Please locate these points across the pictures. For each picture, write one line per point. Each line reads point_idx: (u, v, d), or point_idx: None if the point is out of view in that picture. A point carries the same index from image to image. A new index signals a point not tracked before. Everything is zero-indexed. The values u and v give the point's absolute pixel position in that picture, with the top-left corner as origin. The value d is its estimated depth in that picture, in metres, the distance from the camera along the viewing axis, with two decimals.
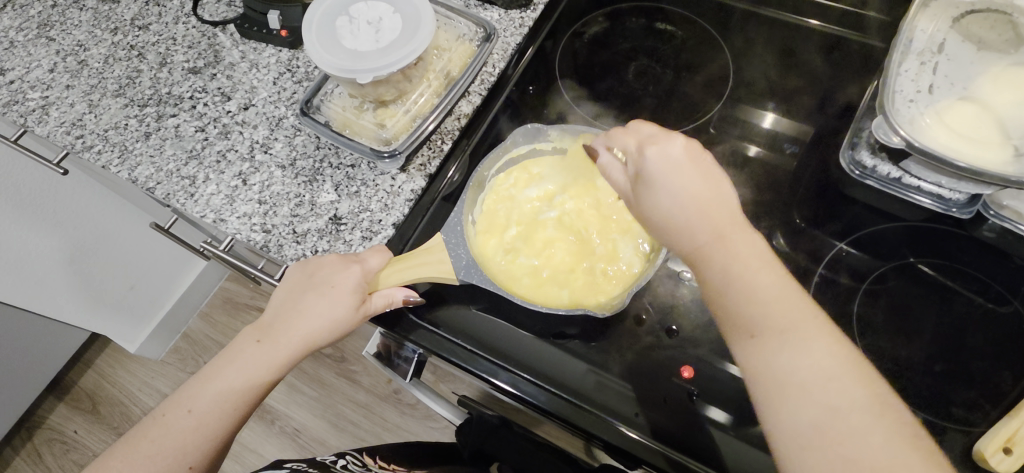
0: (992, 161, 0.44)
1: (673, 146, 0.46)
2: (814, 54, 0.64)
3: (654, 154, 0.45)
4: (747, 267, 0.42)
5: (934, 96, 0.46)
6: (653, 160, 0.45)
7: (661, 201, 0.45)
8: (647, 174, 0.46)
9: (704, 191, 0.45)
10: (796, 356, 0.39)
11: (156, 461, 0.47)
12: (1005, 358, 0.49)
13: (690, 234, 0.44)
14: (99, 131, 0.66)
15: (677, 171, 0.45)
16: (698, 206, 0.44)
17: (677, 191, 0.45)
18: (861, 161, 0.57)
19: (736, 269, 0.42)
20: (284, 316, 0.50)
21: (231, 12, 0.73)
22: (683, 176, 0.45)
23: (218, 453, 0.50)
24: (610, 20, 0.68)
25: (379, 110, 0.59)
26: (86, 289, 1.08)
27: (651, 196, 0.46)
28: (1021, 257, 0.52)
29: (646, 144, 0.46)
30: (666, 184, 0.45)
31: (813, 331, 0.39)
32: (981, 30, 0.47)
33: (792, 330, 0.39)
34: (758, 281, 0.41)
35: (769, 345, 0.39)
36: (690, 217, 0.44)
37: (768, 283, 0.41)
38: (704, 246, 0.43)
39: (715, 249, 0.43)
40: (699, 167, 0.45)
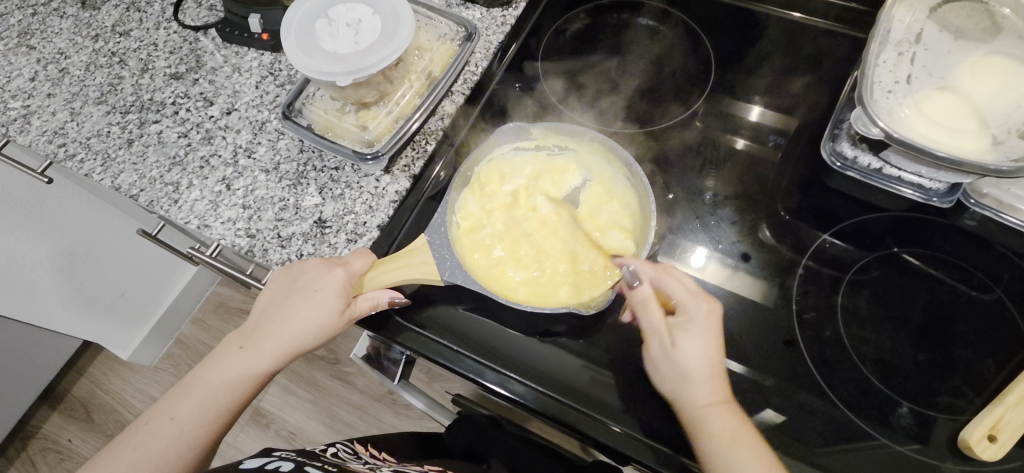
0: (970, 150, 0.44)
1: (715, 315, 0.48)
2: (796, 46, 0.64)
3: (705, 318, 0.48)
4: (717, 412, 0.45)
5: (913, 86, 0.46)
6: (701, 322, 0.48)
7: (688, 356, 0.47)
8: (691, 327, 0.48)
9: (714, 361, 0.47)
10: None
11: (137, 470, 0.46)
12: (988, 345, 0.49)
13: (706, 394, 0.46)
14: (82, 139, 0.66)
15: (705, 339, 0.47)
16: (709, 389, 0.46)
17: (703, 354, 0.47)
18: (842, 152, 0.56)
19: (697, 381, 0.46)
20: (268, 321, 0.50)
21: (212, 16, 0.73)
22: (714, 346, 0.48)
23: (202, 459, 0.50)
24: (593, 16, 0.68)
25: (361, 112, 0.59)
26: (78, 298, 1.08)
27: (682, 347, 0.47)
28: (1003, 244, 0.53)
29: (703, 300, 0.49)
30: (698, 342, 0.47)
31: (764, 462, 0.44)
32: (959, 19, 0.48)
33: (739, 450, 0.44)
34: (713, 397, 0.46)
35: (717, 448, 0.44)
36: (707, 374, 0.47)
37: (744, 436, 0.45)
38: (713, 411, 0.45)
39: (710, 412, 0.45)
40: (720, 340, 0.48)
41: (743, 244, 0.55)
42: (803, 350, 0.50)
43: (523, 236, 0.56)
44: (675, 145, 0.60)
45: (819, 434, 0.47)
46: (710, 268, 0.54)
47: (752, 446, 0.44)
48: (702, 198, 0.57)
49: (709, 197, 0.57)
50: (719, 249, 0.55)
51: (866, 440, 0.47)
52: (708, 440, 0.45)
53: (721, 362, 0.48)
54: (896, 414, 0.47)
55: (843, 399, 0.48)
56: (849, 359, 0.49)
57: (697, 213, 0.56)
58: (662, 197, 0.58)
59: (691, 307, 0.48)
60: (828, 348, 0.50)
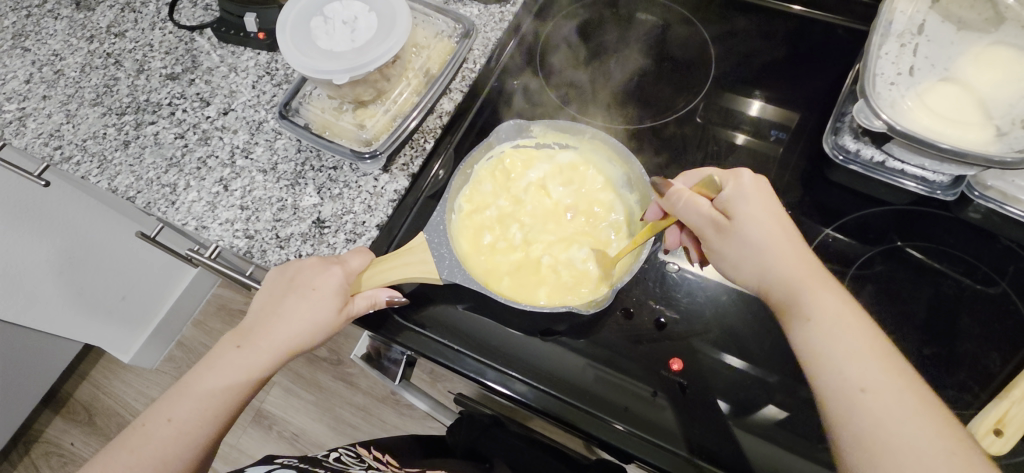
0: (974, 142, 0.43)
1: (761, 188, 0.47)
2: (796, 40, 0.64)
3: (748, 207, 0.47)
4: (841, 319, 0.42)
5: (915, 78, 0.45)
6: (750, 220, 0.46)
7: (749, 248, 0.46)
8: (745, 221, 0.46)
9: (788, 246, 0.46)
10: (865, 366, 0.40)
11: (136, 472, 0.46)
12: (994, 339, 0.48)
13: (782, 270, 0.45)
14: (78, 141, 0.65)
15: (765, 221, 0.46)
16: (776, 254, 0.46)
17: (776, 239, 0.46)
18: (844, 145, 0.55)
19: (769, 271, 0.45)
20: (265, 320, 0.50)
21: (208, 16, 0.72)
22: (774, 219, 0.47)
23: (202, 460, 0.49)
24: (591, 12, 0.68)
25: (358, 111, 0.58)
26: (78, 301, 1.08)
27: (744, 238, 0.46)
28: (1007, 237, 0.52)
29: (742, 186, 0.47)
30: (761, 230, 0.46)
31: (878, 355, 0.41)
32: (961, 9, 0.47)
33: (853, 354, 0.41)
34: (806, 281, 0.44)
35: (819, 339, 0.42)
36: (780, 262, 0.45)
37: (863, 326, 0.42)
38: (819, 313, 0.43)
39: (807, 297, 0.43)
40: (777, 213, 0.47)
41: None
42: None
43: (524, 229, 0.56)
44: (676, 141, 0.60)
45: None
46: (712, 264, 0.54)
47: (869, 357, 0.40)
48: None
49: None
50: None
51: None
52: (816, 349, 0.42)
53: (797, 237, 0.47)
54: None
55: None
56: None
57: None
58: None
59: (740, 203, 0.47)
60: None
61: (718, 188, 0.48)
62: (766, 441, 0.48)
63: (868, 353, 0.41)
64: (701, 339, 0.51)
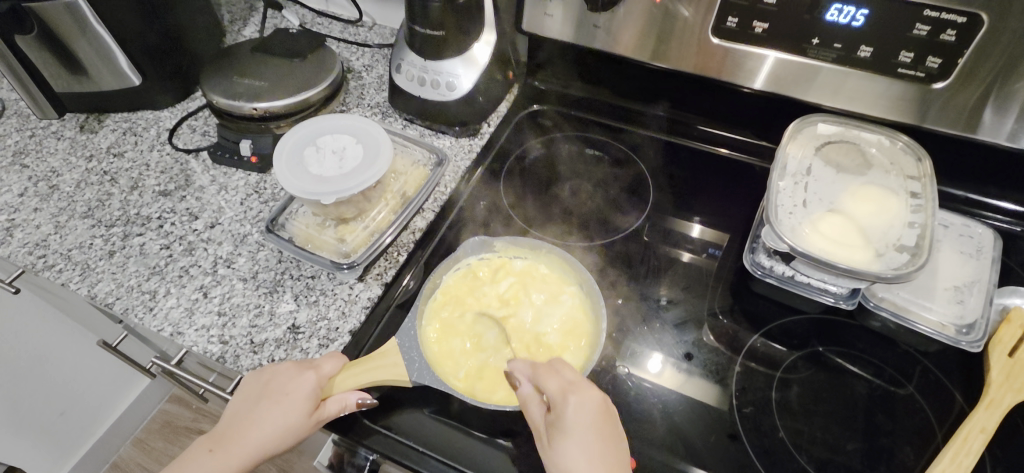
0: (859, 261, 0.52)
1: (587, 403, 0.49)
2: (718, 174, 0.77)
3: (574, 405, 0.49)
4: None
5: (809, 209, 0.55)
6: (569, 420, 0.48)
7: (568, 456, 0.47)
8: (564, 427, 0.48)
9: (604, 457, 0.47)
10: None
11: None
12: (906, 434, 0.54)
13: (572, 461, 0.47)
14: (62, 251, 0.68)
15: (581, 436, 0.48)
16: (589, 472, 0.46)
17: (579, 434, 0.48)
18: (761, 262, 0.64)
19: (574, 449, 0.47)
20: (238, 425, 0.52)
21: (205, 140, 0.80)
22: (594, 436, 0.48)
23: None
24: (547, 147, 0.80)
25: (340, 227, 0.65)
26: (13, 416, 1.02)
27: (562, 449, 0.48)
28: (906, 342, 0.60)
29: (569, 393, 0.50)
30: (574, 443, 0.47)
31: None
32: (838, 156, 0.59)
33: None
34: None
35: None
36: (589, 472, 0.46)
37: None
38: None
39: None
40: (598, 429, 0.48)
41: (685, 345, 0.60)
42: (746, 443, 0.53)
43: (493, 339, 0.59)
44: (621, 255, 0.68)
45: None
46: (667, 373, 0.58)
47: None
48: (647, 301, 0.64)
49: (653, 301, 0.64)
50: (665, 351, 0.59)
51: None
52: None
53: (606, 447, 0.48)
54: None
55: None
56: (787, 451, 0.53)
57: (644, 316, 0.62)
58: (612, 302, 0.63)
59: (562, 400, 0.49)
60: (768, 440, 0.54)
61: (546, 381, 0.51)
62: None
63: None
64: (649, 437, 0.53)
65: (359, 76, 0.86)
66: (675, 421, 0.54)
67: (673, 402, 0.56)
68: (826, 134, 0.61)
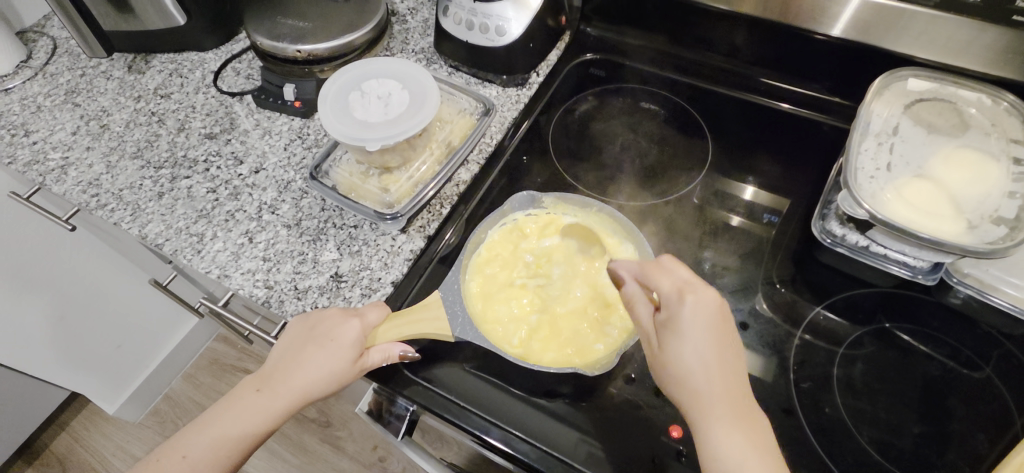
0: (947, 232, 0.47)
1: (706, 303, 0.47)
2: (785, 133, 0.71)
3: (691, 305, 0.47)
4: (718, 377, 0.46)
5: (892, 173, 0.51)
6: (686, 322, 0.47)
7: (687, 357, 0.46)
8: (680, 329, 0.47)
9: (721, 358, 0.46)
10: (733, 438, 0.44)
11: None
12: (980, 420, 0.50)
13: (689, 358, 0.46)
14: (114, 190, 0.69)
15: (699, 334, 0.47)
16: (711, 373, 0.46)
17: (702, 344, 0.46)
18: (831, 230, 0.61)
19: (695, 350, 0.46)
20: (284, 367, 0.52)
21: (249, 83, 0.79)
22: (712, 340, 0.46)
23: None
24: (599, 99, 0.76)
25: (383, 176, 0.63)
26: (74, 347, 1.08)
27: (675, 348, 0.47)
28: (986, 323, 0.56)
29: (686, 294, 0.47)
30: (693, 346, 0.46)
31: (747, 420, 0.45)
32: (930, 115, 0.54)
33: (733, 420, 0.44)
34: (716, 388, 0.45)
35: (705, 397, 0.45)
36: (714, 383, 0.45)
37: (726, 388, 0.45)
38: (715, 392, 0.45)
39: (696, 381, 0.45)
40: (720, 331, 0.47)
41: (740, 314, 0.57)
42: (802, 418, 0.51)
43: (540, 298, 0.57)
44: (674, 217, 0.64)
45: None
46: None
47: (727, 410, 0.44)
48: (701, 267, 0.60)
49: (708, 266, 0.60)
50: None
51: None
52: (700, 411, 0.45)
53: (721, 345, 0.47)
54: None
55: (844, 470, 0.48)
56: (846, 429, 0.50)
57: None
58: None
59: (676, 303, 0.47)
60: (826, 417, 0.51)
61: (657, 283, 0.49)
62: None
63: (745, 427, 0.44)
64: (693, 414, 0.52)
65: (403, 19, 0.83)
66: None
67: None
68: (916, 91, 0.56)
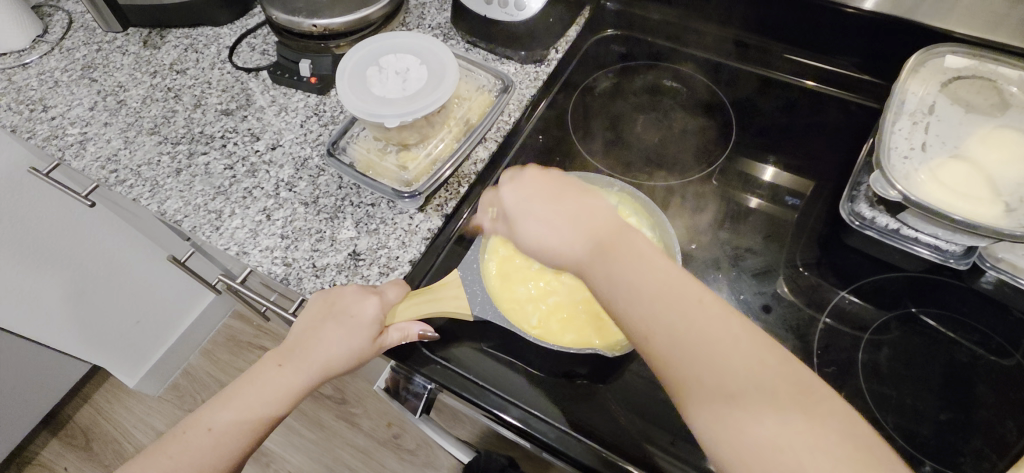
0: (983, 215, 0.46)
1: (523, 176, 0.51)
2: (812, 112, 0.69)
3: (508, 186, 0.51)
4: (576, 240, 0.46)
5: (927, 154, 0.49)
6: (508, 200, 0.51)
7: (533, 229, 0.48)
8: (508, 211, 0.51)
9: (564, 226, 0.47)
10: (777, 423, 0.36)
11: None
12: (1009, 408, 0.49)
13: (631, 315, 0.41)
14: (133, 166, 0.69)
15: (643, 301, 0.41)
16: (608, 267, 0.44)
17: (538, 211, 0.49)
18: (860, 212, 0.59)
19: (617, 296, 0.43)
20: (305, 342, 0.52)
21: (264, 59, 0.78)
22: (547, 203, 0.49)
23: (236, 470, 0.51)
24: (620, 76, 0.74)
25: (401, 153, 0.62)
26: (94, 322, 1.10)
27: (524, 228, 0.49)
28: (1018, 309, 0.54)
29: (506, 180, 0.52)
30: (529, 216, 0.49)
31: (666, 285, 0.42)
32: (969, 94, 0.52)
33: (757, 383, 0.37)
34: (720, 368, 0.38)
35: (715, 383, 0.37)
36: (579, 241, 0.46)
37: (604, 252, 0.45)
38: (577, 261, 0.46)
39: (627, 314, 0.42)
40: (550, 191, 0.50)
41: (763, 297, 0.56)
42: None
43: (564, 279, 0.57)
44: (696, 199, 0.63)
45: None
46: None
47: (753, 375, 0.37)
48: (723, 249, 0.59)
49: (730, 249, 0.59)
50: (739, 303, 0.56)
51: None
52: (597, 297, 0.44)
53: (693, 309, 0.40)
54: None
55: None
56: (870, 415, 0.49)
57: (719, 265, 0.58)
58: (685, 248, 0.59)
59: (501, 185, 0.52)
60: (849, 403, 0.50)
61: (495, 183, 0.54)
62: None
63: (785, 401, 0.36)
64: None
65: None
66: None
67: None
68: (955, 68, 0.54)
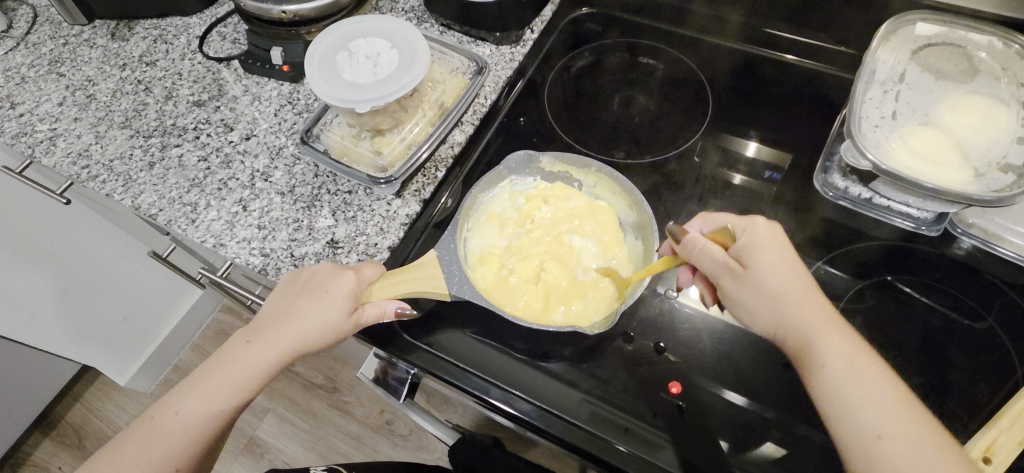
0: (953, 182, 0.46)
1: (771, 233, 0.51)
2: (787, 84, 0.69)
3: (756, 238, 0.51)
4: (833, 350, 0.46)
5: (898, 121, 0.49)
6: (761, 256, 0.50)
7: (766, 282, 0.50)
8: (754, 253, 0.51)
9: (792, 295, 0.49)
10: None
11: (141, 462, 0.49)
12: (982, 370, 0.50)
13: (826, 346, 0.47)
14: (104, 161, 0.68)
15: (824, 337, 0.47)
16: (789, 300, 0.49)
17: (777, 270, 0.50)
18: (833, 183, 0.60)
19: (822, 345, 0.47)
20: (276, 319, 0.52)
21: (235, 48, 0.77)
22: (781, 268, 0.50)
23: (207, 451, 0.52)
24: (595, 54, 0.73)
25: (376, 139, 0.62)
26: (80, 321, 1.09)
27: (755, 267, 0.50)
28: (990, 273, 0.55)
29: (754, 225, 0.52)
30: (767, 270, 0.50)
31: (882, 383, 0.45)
32: (939, 61, 0.52)
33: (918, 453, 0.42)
34: (873, 402, 0.44)
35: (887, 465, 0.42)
36: (781, 311, 0.49)
37: (842, 368, 0.45)
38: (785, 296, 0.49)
39: (816, 331, 0.47)
40: (784, 257, 0.51)
41: None
42: (801, 372, 0.52)
43: (532, 257, 0.57)
44: (673, 175, 0.63)
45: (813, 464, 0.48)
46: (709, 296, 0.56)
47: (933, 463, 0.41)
48: None
49: None
50: None
51: None
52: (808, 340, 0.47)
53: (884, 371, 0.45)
54: None
55: None
56: None
57: None
58: (663, 224, 0.60)
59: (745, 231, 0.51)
60: None
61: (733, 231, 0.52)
62: None
63: None
64: (693, 373, 0.52)
65: None
66: (726, 348, 0.54)
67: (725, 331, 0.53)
68: (924, 35, 0.54)
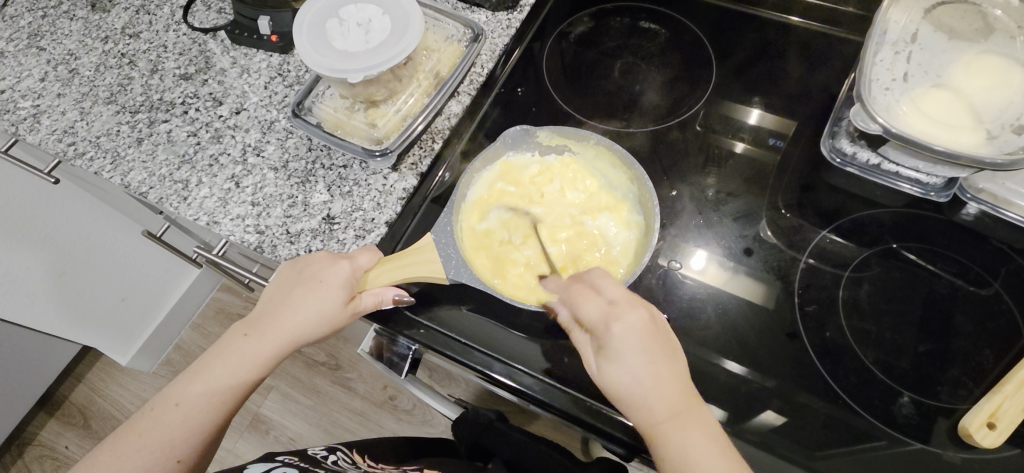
0: (965, 144, 0.46)
1: (635, 321, 0.44)
2: (793, 48, 0.66)
3: (620, 329, 0.44)
4: (674, 429, 0.42)
5: (909, 84, 0.48)
6: (622, 341, 0.44)
7: (622, 376, 0.44)
8: (616, 348, 0.44)
9: (658, 369, 0.44)
10: None
11: (140, 455, 0.48)
12: (988, 337, 0.50)
13: (669, 428, 0.42)
14: (91, 138, 0.66)
15: (689, 435, 0.42)
16: (650, 387, 0.43)
17: (640, 357, 0.44)
18: (841, 148, 0.59)
19: (678, 435, 0.42)
20: (274, 310, 0.51)
21: (221, 18, 0.74)
22: (648, 347, 0.44)
23: (209, 443, 0.51)
24: (595, 19, 0.71)
25: (369, 111, 0.60)
26: (78, 302, 1.08)
27: (616, 366, 0.44)
28: (999, 239, 0.55)
29: (613, 319, 0.44)
30: (629, 367, 0.44)
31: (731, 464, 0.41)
32: (953, 19, 0.50)
33: None
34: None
35: None
36: (654, 398, 0.43)
37: (696, 446, 0.42)
38: (629, 385, 0.44)
39: (665, 431, 0.42)
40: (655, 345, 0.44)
41: (746, 242, 0.56)
42: (806, 341, 0.51)
43: (544, 224, 0.57)
44: (677, 145, 0.62)
45: (817, 436, 0.48)
46: (711, 271, 0.55)
47: None
48: (705, 194, 0.59)
49: (712, 194, 0.59)
50: (721, 248, 0.56)
51: (871, 438, 0.47)
52: (653, 426, 0.43)
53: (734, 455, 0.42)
54: (898, 404, 0.48)
55: (845, 388, 0.49)
56: (849, 352, 0.50)
57: (701, 211, 0.58)
58: (666, 195, 0.59)
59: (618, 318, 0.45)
60: (833, 350, 0.50)
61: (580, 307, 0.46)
62: (771, 448, 0.47)
63: None
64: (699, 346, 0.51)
65: None
66: (728, 320, 0.52)
67: (729, 302, 0.53)
68: None
